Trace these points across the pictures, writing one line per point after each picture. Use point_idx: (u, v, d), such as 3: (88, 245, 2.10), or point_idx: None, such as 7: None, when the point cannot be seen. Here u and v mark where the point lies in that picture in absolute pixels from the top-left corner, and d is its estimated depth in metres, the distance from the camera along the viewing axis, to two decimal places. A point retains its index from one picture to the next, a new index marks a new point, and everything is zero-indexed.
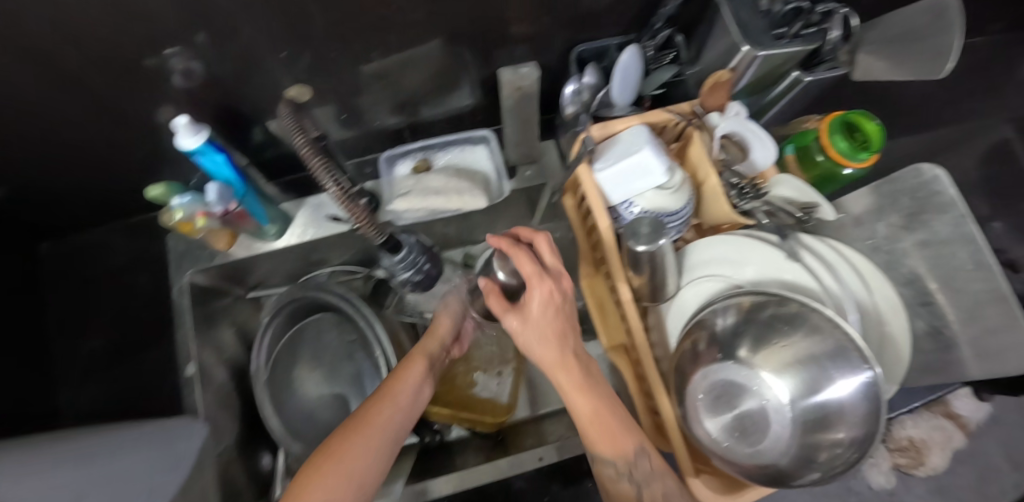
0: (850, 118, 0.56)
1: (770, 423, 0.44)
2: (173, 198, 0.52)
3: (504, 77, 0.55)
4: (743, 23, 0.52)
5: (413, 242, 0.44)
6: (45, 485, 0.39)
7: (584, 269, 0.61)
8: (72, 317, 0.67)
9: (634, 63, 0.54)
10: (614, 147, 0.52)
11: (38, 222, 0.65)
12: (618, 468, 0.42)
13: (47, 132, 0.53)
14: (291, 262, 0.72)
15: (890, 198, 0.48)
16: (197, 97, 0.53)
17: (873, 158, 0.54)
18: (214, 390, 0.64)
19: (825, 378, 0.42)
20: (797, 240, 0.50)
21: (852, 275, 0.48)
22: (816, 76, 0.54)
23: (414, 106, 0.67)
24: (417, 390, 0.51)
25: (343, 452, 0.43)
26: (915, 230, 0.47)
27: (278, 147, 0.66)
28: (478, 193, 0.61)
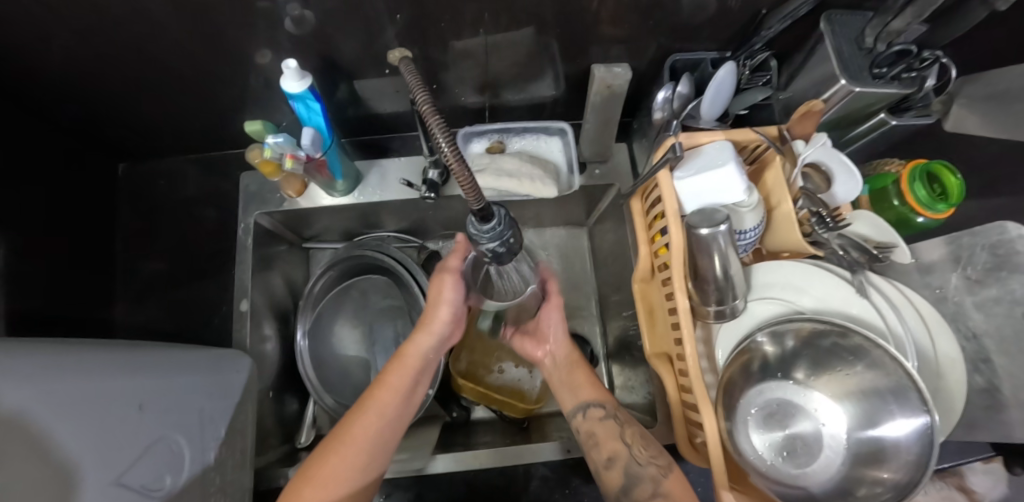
0: (932, 168, 0.55)
1: (821, 448, 0.45)
2: (269, 136, 0.53)
3: (597, 72, 0.56)
4: (844, 59, 0.53)
5: (503, 213, 0.42)
6: (117, 388, 0.40)
7: (639, 273, 0.62)
8: (138, 238, 0.70)
9: (729, 79, 0.54)
10: (697, 158, 0.53)
11: (121, 142, 0.68)
12: (606, 409, 0.53)
13: (153, 57, 0.54)
14: (350, 220, 0.73)
15: (965, 251, 0.48)
16: (302, 44, 0.54)
17: (950, 211, 0.54)
18: (260, 330, 0.66)
19: (884, 412, 0.43)
20: (865, 277, 0.50)
21: (917, 320, 0.48)
22: (902, 121, 0.56)
23: (496, 89, 0.68)
24: (412, 386, 0.50)
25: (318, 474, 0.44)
26: (988, 285, 0.46)
27: (359, 107, 0.68)
28: (550, 182, 0.63)
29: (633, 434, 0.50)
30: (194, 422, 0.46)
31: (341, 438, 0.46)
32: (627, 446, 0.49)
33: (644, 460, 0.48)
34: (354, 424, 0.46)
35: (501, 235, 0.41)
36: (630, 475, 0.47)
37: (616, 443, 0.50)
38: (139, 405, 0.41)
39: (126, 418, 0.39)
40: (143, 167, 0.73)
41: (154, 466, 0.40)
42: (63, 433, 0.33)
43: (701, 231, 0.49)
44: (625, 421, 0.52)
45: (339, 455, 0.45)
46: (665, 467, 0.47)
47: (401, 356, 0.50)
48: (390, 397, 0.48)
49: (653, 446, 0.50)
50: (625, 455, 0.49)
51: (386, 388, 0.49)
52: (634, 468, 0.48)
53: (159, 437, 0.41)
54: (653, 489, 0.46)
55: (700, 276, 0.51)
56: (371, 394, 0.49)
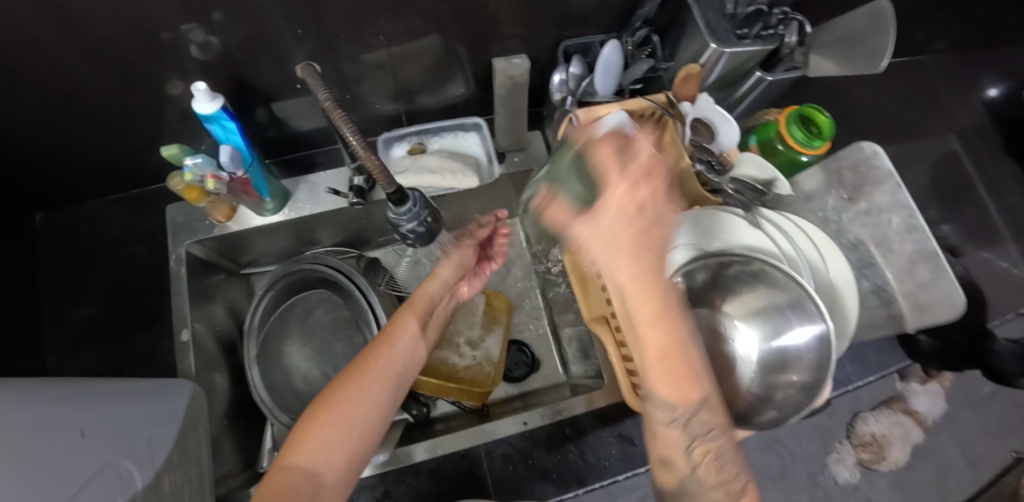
0: (803, 112, 0.62)
1: (739, 363, 0.51)
2: (186, 158, 0.54)
3: (498, 65, 0.61)
4: (710, 25, 0.59)
5: (418, 196, 0.45)
6: (51, 419, 0.38)
7: (567, 246, 0.66)
8: (65, 285, 0.69)
9: (615, 56, 0.60)
10: (595, 130, 0.57)
11: (38, 191, 0.67)
12: (678, 413, 0.34)
13: (58, 100, 0.54)
14: (284, 239, 0.74)
15: (836, 176, 0.54)
16: (209, 70, 0.55)
17: (827, 146, 0.61)
18: (206, 359, 0.65)
19: (785, 324, 0.47)
20: (759, 213, 0.55)
21: (807, 242, 0.53)
22: (776, 77, 0.63)
23: (411, 94, 0.71)
24: (422, 329, 0.53)
25: (337, 399, 0.43)
26: (860, 201, 0.52)
27: (280, 127, 0.69)
28: (471, 173, 0.66)
29: (702, 451, 0.35)
30: (142, 446, 0.44)
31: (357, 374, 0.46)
32: (689, 463, 0.35)
33: (708, 472, 0.35)
34: (377, 357, 0.47)
35: (418, 215, 0.44)
36: (683, 486, 0.35)
37: (674, 450, 0.35)
38: (81, 432, 0.39)
39: (66, 444, 0.38)
40: (64, 213, 0.72)
41: (104, 491, 0.38)
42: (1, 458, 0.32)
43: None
44: (709, 430, 0.34)
45: (357, 391, 0.44)
46: (739, 494, 0.34)
47: (410, 301, 0.53)
48: (404, 336, 0.50)
49: (723, 468, 0.35)
50: (682, 470, 0.35)
51: (401, 327, 0.51)
52: (692, 484, 0.35)
53: (107, 462, 0.40)
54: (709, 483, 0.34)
55: None
56: (386, 333, 0.50)
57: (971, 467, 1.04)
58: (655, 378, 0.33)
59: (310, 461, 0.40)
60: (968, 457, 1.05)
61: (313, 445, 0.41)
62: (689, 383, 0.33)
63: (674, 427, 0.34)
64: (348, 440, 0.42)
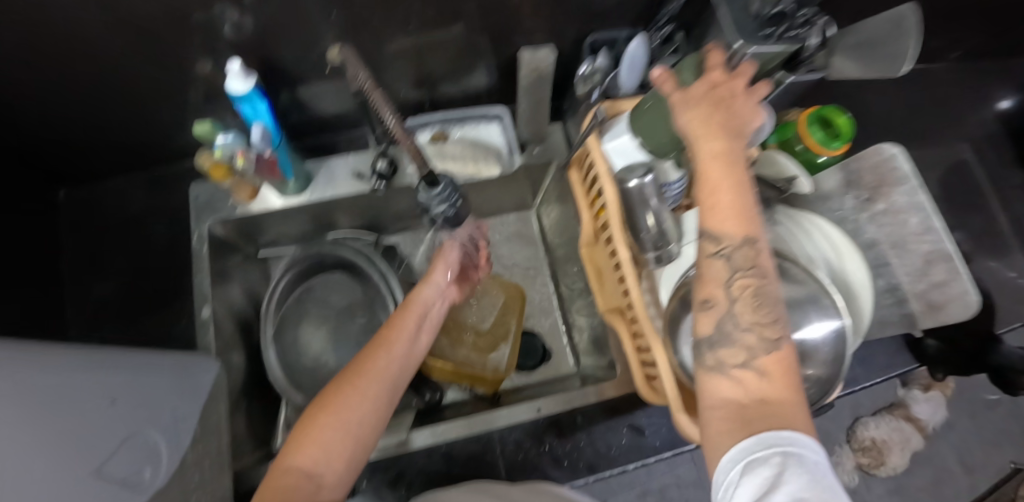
0: (824, 114, 0.63)
1: None
2: (218, 136, 0.55)
3: (524, 57, 0.62)
4: (736, 24, 0.60)
5: (449, 179, 0.46)
6: (83, 385, 0.39)
7: (584, 238, 0.67)
8: (86, 261, 0.69)
9: (641, 52, 0.60)
10: (619, 124, 0.59)
11: (64, 166, 0.67)
12: (734, 242, 0.37)
13: (92, 75, 0.55)
14: (303, 222, 0.75)
15: (854, 176, 0.54)
16: (240, 51, 0.56)
17: (845, 147, 0.61)
18: (223, 337, 0.66)
19: (803, 316, 0.46)
20: (776, 211, 0.56)
21: (826, 241, 0.54)
22: (797, 78, 0.65)
23: (434, 83, 0.72)
24: (417, 332, 0.53)
25: (335, 402, 0.42)
26: (878, 201, 0.53)
27: (303, 111, 0.70)
28: (493, 163, 0.70)
29: (743, 289, 0.37)
30: (168, 415, 0.44)
31: (357, 375, 0.45)
32: (729, 298, 0.37)
33: (745, 322, 0.36)
34: (377, 358, 0.47)
35: (449, 198, 0.45)
36: (721, 331, 0.36)
37: (713, 287, 0.38)
38: (111, 399, 0.40)
39: (93, 412, 0.38)
40: (86, 190, 0.72)
41: (131, 461, 0.39)
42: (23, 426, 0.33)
43: (629, 184, 0.56)
44: (748, 268, 0.37)
45: (355, 391, 0.44)
46: (774, 340, 0.35)
47: (407, 304, 0.53)
48: (400, 335, 0.50)
49: (767, 313, 0.36)
50: (723, 306, 0.37)
51: (397, 328, 0.50)
52: (727, 324, 0.36)
53: (136, 430, 0.41)
54: (745, 361, 0.35)
55: (635, 226, 0.56)
56: (382, 335, 0.50)
57: (969, 475, 1.05)
58: (704, 201, 0.38)
59: (312, 463, 0.39)
60: (966, 465, 1.06)
61: (314, 447, 0.40)
62: (748, 220, 0.37)
63: (719, 259, 0.37)
64: (346, 443, 0.41)
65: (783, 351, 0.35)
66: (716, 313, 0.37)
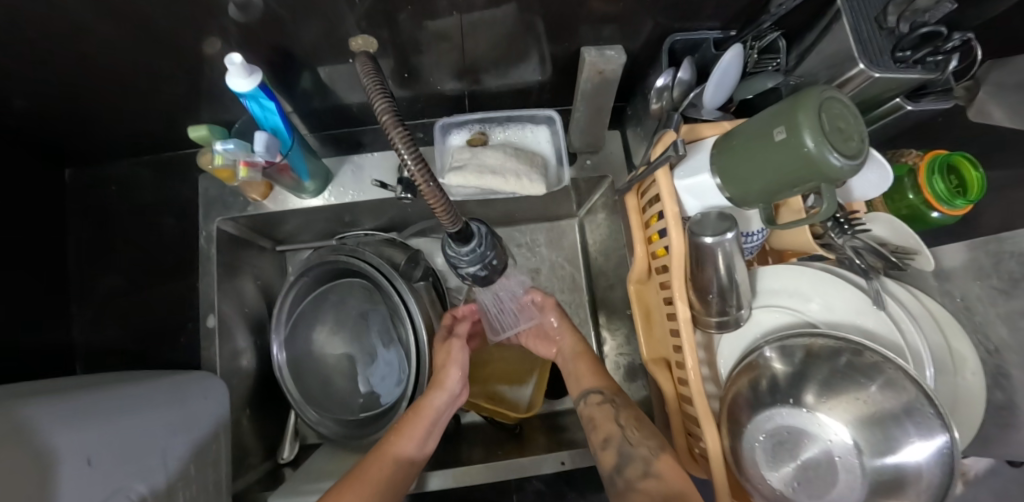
0: (951, 160, 0.51)
1: (834, 474, 0.41)
2: (217, 143, 0.47)
3: (588, 56, 0.51)
4: (863, 36, 0.48)
5: (484, 233, 0.38)
6: (62, 441, 0.34)
7: (635, 275, 0.58)
8: (91, 250, 0.64)
9: (737, 60, 0.49)
10: (697, 154, 0.49)
11: (66, 148, 0.61)
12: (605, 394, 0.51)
13: (79, 55, 0.47)
14: (321, 220, 0.68)
15: (990, 259, 0.43)
16: (248, 32, 0.46)
17: (967, 208, 0.50)
18: (232, 346, 0.62)
19: (901, 436, 0.40)
20: (881, 284, 0.46)
21: (932, 327, 0.45)
22: (920, 106, 0.51)
23: (476, 74, 0.61)
24: (424, 439, 0.48)
25: None
26: (1017, 297, 0.41)
27: (326, 97, 0.61)
28: (538, 179, 0.58)
29: (628, 417, 0.48)
30: (157, 465, 0.41)
31: (354, 483, 0.42)
32: (620, 427, 0.47)
33: (636, 441, 0.46)
34: (374, 467, 0.44)
35: (483, 257, 0.37)
36: (621, 454, 0.45)
37: (609, 425, 0.48)
38: (88, 459, 0.35)
39: (74, 478, 0.33)
40: (92, 171, 0.66)
41: None
42: None
43: (703, 238, 0.45)
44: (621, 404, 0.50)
45: (351, 500, 0.40)
46: (658, 448, 0.44)
47: (418, 408, 0.49)
48: (404, 446, 0.46)
49: (646, 428, 0.47)
50: (617, 436, 0.47)
51: (403, 437, 0.47)
52: (624, 448, 0.46)
53: (117, 489, 0.37)
54: (644, 469, 0.43)
55: (702, 285, 0.47)
56: (386, 441, 0.46)
57: None
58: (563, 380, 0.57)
59: None
60: None
61: None
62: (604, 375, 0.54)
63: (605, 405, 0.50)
64: None
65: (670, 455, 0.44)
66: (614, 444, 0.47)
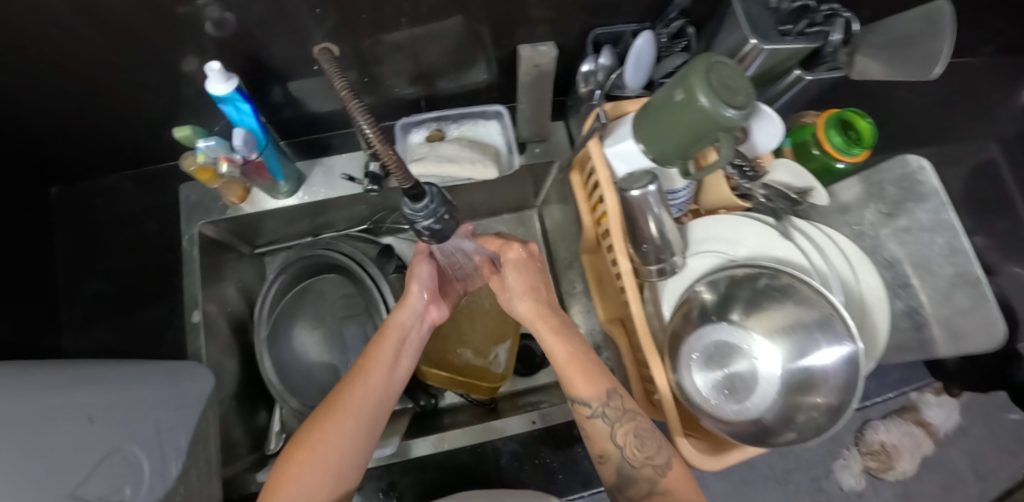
0: (846, 115, 0.59)
1: (757, 382, 0.48)
2: (199, 141, 0.52)
3: (523, 52, 0.58)
4: (752, 19, 0.56)
5: (435, 192, 0.43)
6: (63, 401, 0.39)
7: (585, 245, 0.64)
8: (77, 260, 0.68)
9: (648, 47, 0.56)
10: (622, 125, 0.56)
11: (54, 165, 0.66)
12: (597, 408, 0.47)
13: (69, 73, 0.53)
14: (297, 221, 0.73)
15: (876, 189, 0.51)
16: (222, 48, 0.53)
17: (865, 154, 0.58)
18: (216, 340, 0.65)
19: (812, 344, 0.46)
20: (791, 222, 0.52)
21: (839, 257, 0.51)
22: (816, 76, 0.59)
23: (431, 78, 0.69)
24: (396, 359, 0.51)
25: (310, 440, 0.44)
26: (899, 217, 0.50)
27: (296, 107, 0.68)
28: (490, 164, 0.64)
29: (625, 436, 0.46)
30: (149, 434, 0.45)
31: (333, 408, 0.46)
32: (618, 448, 0.46)
33: (638, 462, 0.45)
34: (350, 390, 0.47)
35: (435, 212, 0.42)
36: (624, 476, 0.46)
37: (606, 444, 0.47)
38: (89, 417, 0.40)
39: (74, 432, 0.38)
40: (78, 187, 0.71)
41: (110, 479, 0.40)
42: (15, 448, 0.32)
43: (630, 192, 0.51)
44: (619, 418, 0.46)
45: (332, 426, 0.45)
46: (660, 466, 0.45)
47: (384, 330, 0.52)
48: (377, 366, 0.49)
49: (647, 446, 0.45)
50: (616, 457, 0.46)
51: (374, 360, 0.49)
52: (627, 469, 0.46)
53: (115, 448, 0.41)
54: (649, 490, 0.44)
55: (637, 237, 0.53)
56: (359, 366, 0.49)
57: (980, 483, 1.03)
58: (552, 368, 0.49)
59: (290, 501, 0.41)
60: (979, 472, 1.03)
61: (293, 485, 0.42)
62: (597, 378, 0.47)
63: (596, 418, 0.47)
64: (325, 479, 0.43)
65: (674, 469, 0.45)
66: (611, 461, 0.47)
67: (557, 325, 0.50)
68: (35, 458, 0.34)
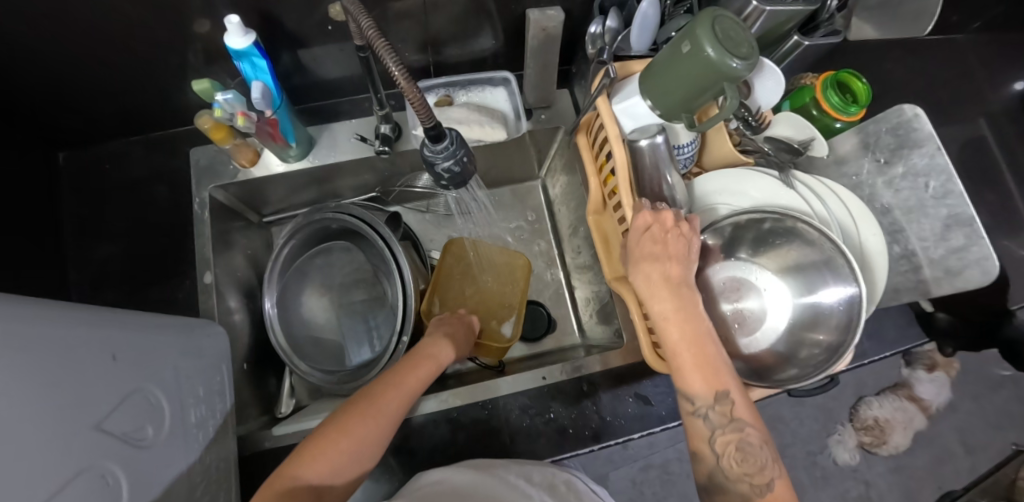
0: (840, 76, 0.60)
1: (765, 318, 0.51)
2: (217, 95, 0.52)
3: (532, 15, 0.59)
4: None
5: (455, 135, 0.44)
6: (90, 338, 0.38)
7: (592, 205, 0.66)
8: (85, 225, 0.69)
9: (653, 11, 0.57)
10: (629, 83, 0.57)
11: (61, 128, 0.66)
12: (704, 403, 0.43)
13: (81, 28, 0.53)
14: (305, 188, 0.74)
15: (873, 138, 0.54)
16: (236, 7, 0.53)
17: (862, 113, 0.59)
18: (227, 302, 0.66)
19: (821, 282, 0.47)
20: (791, 174, 0.54)
21: (839, 206, 0.52)
22: (814, 41, 0.62)
23: (438, 45, 0.70)
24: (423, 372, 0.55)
25: (354, 424, 0.46)
26: (896, 164, 0.53)
27: (305, 73, 0.68)
28: (498, 127, 0.66)
29: (725, 443, 0.42)
30: (170, 380, 0.46)
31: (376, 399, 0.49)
32: (715, 454, 0.43)
33: (734, 474, 0.41)
34: (394, 388, 0.51)
35: (455, 154, 0.43)
36: (715, 483, 0.42)
37: (703, 445, 0.43)
38: (112, 355, 0.40)
39: (98, 366, 0.38)
40: (86, 153, 0.71)
41: (133, 417, 0.40)
42: (48, 377, 0.32)
43: (640, 143, 0.53)
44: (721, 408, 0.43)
45: (374, 414, 0.48)
46: (762, 484, 0.40)
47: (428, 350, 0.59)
48: (416, 377, 0.54)
49: (749, 459, 0.41)
50: (714, 462, 0.43)
51: (416, 370, 0.55)
52: (720, 476, 0.42)
53: (136, 387, 0.41)
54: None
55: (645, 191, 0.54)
56: (402, 369, 0.54)
57: (970, 456, 1.05)
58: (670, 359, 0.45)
59: (320, 476, 0.42)
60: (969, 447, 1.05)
61: (326, 462, 0.43)
62: (710, 370, 0.44)
63: (698, 417, 0.43)
64: (355, 461, 0.45)
65: (776, 491, 0.40)
66: (707, 466, 0.43)
67: (679, 305, 0.45)
68: (63, 386, 0.33)
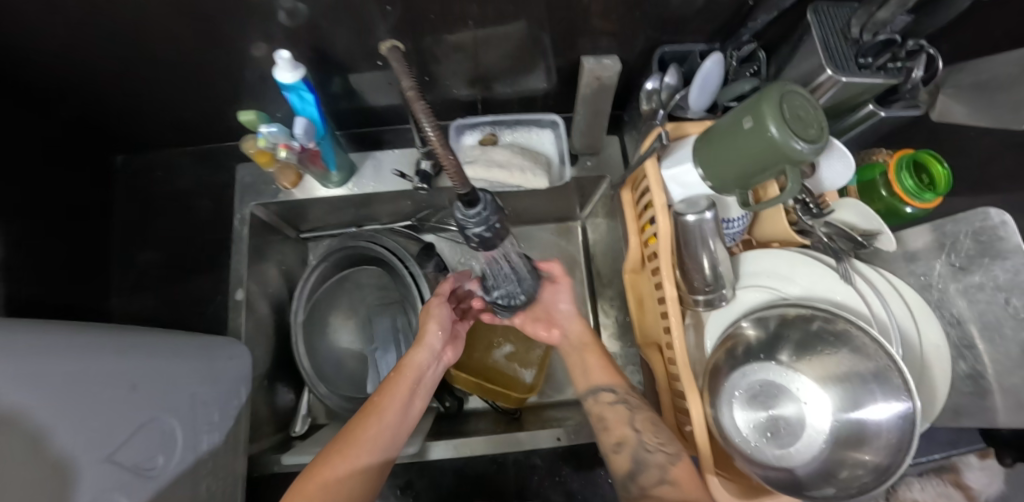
0: (918, 157, 0.55)
1: (803, 429, 0.46)
2: (262, 126, 0.55)
3: (587, 65, 0.58)
4: (830, 48, 0.52)
5: (488, 198, 0.42)
6: (111, 369, 0.39)
7: (629, 263, 0.62)
8: (132, 228, 0.71)
9: (717, 69, 0.55)
10: (681, 147, 0.55)
11: (121, 134, 0.69)
12: (617, 393, 0.52)
13: (145, 50, 0.55)
14: (344, 211, 0.74)
15: (949, 239, 0.50)
16: (293, 37, 0.54)
17: (938, 200, 0.54)
18: (256, 319, 0.67)
19: (867, 395, 0.43)
20: (852, 265, 0.51)
21: (903, 310, 0.49)
22: (891, 112, 0.56)
23: (487, 82, 0.69)
24: (411, 399, 0.52)
25: (325, 473, 0.44)
26: (973, 272, 0.48)
27: (354, 99, 0.68)
28: (541, 173, 0.64)
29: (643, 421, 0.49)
30: (186, 405, 0.47)
31: (348, 441, 0.46)
32: (636, 431, 0.48)
33: (653, 447, 0.46)
34: (370, 425, 0.47)
35: (486, 220, 0.41)
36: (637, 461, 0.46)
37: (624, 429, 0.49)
38: (132, 385, 0.41)
39: (117, 397, 0.39)
40: (140, 158, 0.74)
41: (147, 446, 0.41)
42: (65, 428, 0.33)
43: (687, 216, 0.51)
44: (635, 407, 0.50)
45: (347, 460, 0.45)
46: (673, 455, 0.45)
47: (399, 368, 0.53)
48: (392, 402, 0.50)
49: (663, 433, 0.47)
50: (634, 441, 0.47)
51: (388, 396, 0.50)
52: (641, 454, 0.47)
53: (150, 418, 0.42)
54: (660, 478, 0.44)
55: (687, 267, 0.51)
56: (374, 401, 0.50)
57: None
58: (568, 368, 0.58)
59: None
60: None
61: None
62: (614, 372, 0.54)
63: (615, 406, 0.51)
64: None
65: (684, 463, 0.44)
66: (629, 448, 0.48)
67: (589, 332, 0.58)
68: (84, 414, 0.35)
